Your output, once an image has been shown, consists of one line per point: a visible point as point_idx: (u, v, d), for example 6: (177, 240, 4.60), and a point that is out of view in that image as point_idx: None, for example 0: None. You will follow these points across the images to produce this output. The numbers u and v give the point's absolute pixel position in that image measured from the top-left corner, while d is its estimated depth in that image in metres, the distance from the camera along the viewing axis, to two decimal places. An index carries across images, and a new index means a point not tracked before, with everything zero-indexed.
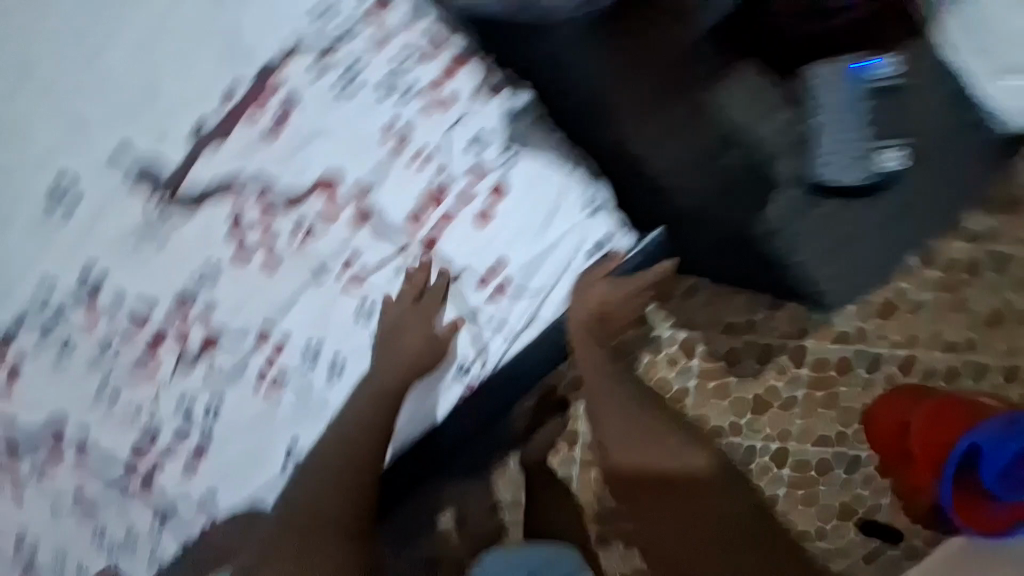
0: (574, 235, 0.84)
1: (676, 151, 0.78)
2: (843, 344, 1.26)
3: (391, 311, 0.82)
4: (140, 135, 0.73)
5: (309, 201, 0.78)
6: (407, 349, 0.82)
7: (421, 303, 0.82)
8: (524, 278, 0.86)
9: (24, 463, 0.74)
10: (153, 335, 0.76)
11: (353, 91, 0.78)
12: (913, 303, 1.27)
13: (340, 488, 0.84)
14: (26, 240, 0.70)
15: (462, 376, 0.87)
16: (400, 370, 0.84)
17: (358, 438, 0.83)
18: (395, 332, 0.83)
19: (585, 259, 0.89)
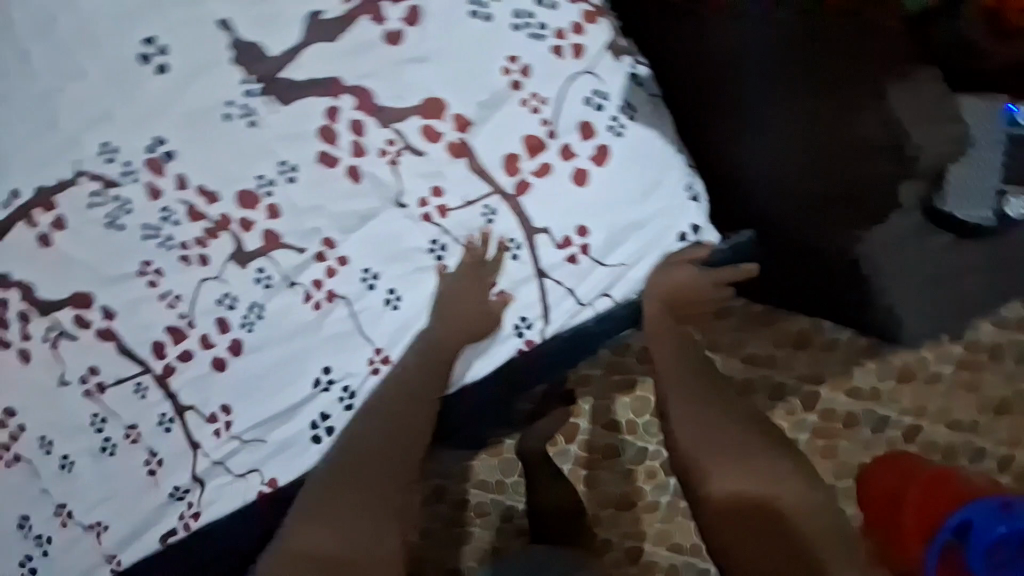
0: (668, 216, 0.73)
1: (788, 163, 0.94)
2: (854, 400, 1.07)
3: (466, 263, 0.76)
4: (253, 23, 0.74)
5: (410, 118, 0.74)
6: (472, 301, 0.75)
7: (498, 257, 0.76)
8: (607, 250, 0.74)
9: (97, 310, 0.83)
10: (218, 220, 0.79)
11: (487, 13, 0.70)
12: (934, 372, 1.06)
13: (384, 445, 0.72)
14: (129, 101, 0.77)
15: (520, 331, 0.77)
16: (460, 322, 0.75)
17: (402, 391, 0.75)
18: (468, 285, 0.75)
19: (676, 243, 0.74)
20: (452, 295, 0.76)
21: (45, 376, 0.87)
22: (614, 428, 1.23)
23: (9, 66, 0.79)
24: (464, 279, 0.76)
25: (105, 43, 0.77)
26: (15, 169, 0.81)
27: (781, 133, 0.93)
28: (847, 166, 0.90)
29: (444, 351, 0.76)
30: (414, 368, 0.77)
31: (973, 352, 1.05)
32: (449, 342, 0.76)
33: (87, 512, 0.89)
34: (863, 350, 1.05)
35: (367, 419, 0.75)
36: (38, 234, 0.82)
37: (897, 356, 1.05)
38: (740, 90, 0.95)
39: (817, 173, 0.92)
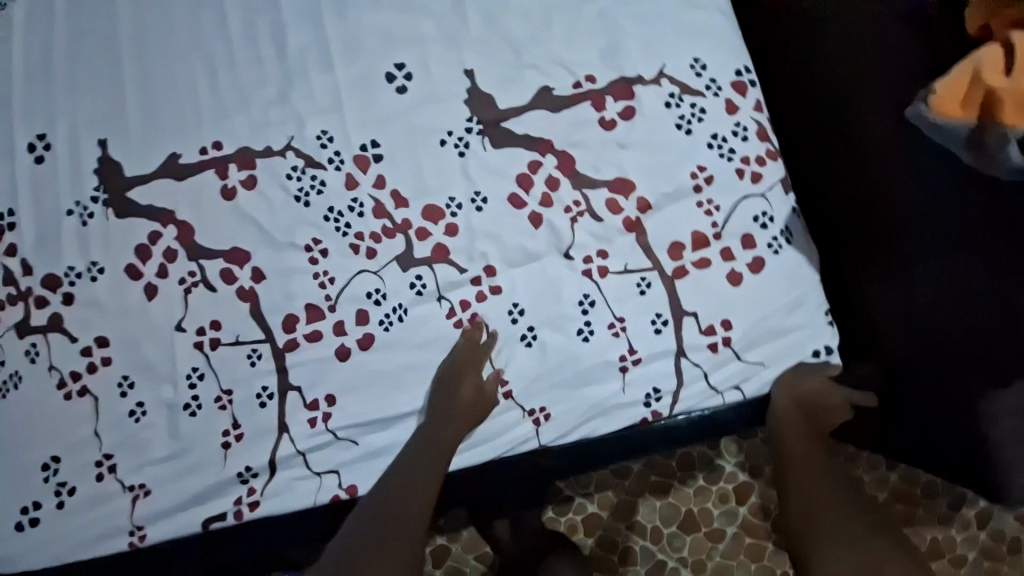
0: (805, 331, 0.82)
1: (918, 262, 0.76)
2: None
3: (460, 343, 0.83)
4: (493, 80, 0.88)
5: (599, 190, 0.85)
6: (472, 383, 0.80)
7: (490, 341, 0.83)
8: (745, 346, 0.82)
9: (249, 270, 0.85)
10: (399, 223, 0.86)
11: (689, 128, 0.85)
12: (962, 556, 1.10)
13: (413, 476, 0.77)
14: (361, 105, 0.88)
15: (649, 401, 0.82)
16: (458, 402, 0.79)
17: (440, 436, 0.79)
18: (462, 366, 0.81)
19: (807, 356, 0.82)
20: (451, 380, 0.81)
21: (160, 315, 0.84)
22: (636, 533, 1.17)
23: (264, 46, 0.90)
24: (458, 363, 0.81)
25: (358, 55, 0.89)
26: (229, 125, 0.88)
27: (923, 254, 0.75)
28: (977, 319, 0.71)
29: (448, 436, 0.79)
30: (424, 444, 0.79)
31: (995, 543, 1.10)
32: (446, 427, 0.79)
33: (134, 470, 0.82)
34: (899, 515, 1.10)
35: (379, 495, 0.76)
36: (223, 186, 0.87)
37: (926, 528, 1.10)
38: (882, 177, 0.79)
39: (940, 317, 0.74)
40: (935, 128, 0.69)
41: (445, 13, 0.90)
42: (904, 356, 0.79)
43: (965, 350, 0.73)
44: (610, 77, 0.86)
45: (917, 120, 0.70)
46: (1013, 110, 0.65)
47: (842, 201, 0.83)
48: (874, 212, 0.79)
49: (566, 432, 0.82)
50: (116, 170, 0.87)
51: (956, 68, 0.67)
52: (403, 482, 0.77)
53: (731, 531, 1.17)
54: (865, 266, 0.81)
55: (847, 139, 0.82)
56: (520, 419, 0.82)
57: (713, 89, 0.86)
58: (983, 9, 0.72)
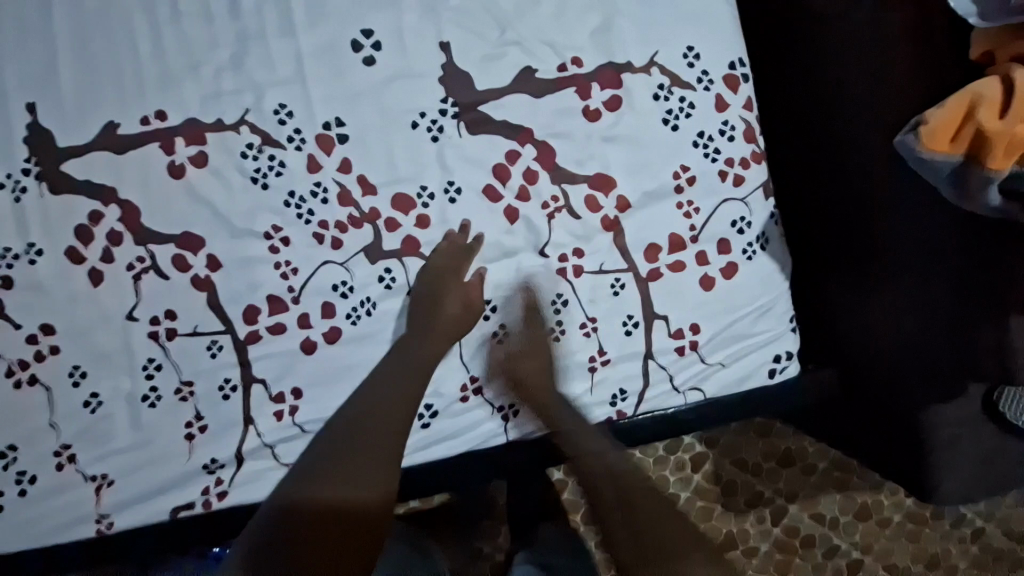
0: (770, 337, 0.84)
1: (891, 274, 0.76)
2: (816, 522, 1.21)
3: (444, 246, 0.81)
4: (473, 56, 0.81)
5: (579, 186, 0.81)
6: (455, 291, 0.80)
7: (475, 244, 0.81)
8: (711, 350, 0.84)
9: (203, 258, 0.80)
10: (367, 212, 0.81)
11: (676, 124, 0.81)
12: (888, 518, 1.22)
13: (378, 406, 0.74)
14: (327, 78, 0.80)
15: (614, 402, 0.83)
16: (441, 316, 0.79)
17: (405, 370, 0.77)
18: (445, 269, 0.80)
19: (767, 361, 0.84)
20: (430, 298, 0.79)
21: (109, 303, 0.79)
22: None
23: (213, 0, 0.80)
24: (438, 276, 0.80)
25: (322, 18, 0.80)
26: (176, 94, 0.79)
27: (902, 274, 0.75)
28: (938, 343, 0.75)
29: (429, 355, 0.78)
30: (394, 381, 0.76)
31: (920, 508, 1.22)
32: (425, 344, 0.79)
33: (94, 461, 0.80)
34: (835, 482, 1.21)
35: (324, 449, 0.71)
36: (170, 163, 0.79)
37: (858, 493, 1.22)
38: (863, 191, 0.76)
39: (901, 328, 0.77)
40: (921, 163, 0.63)
41: None
42: (867, 366, 0.81)
43: (923, 369, 0.76)
44: (598, 61, 0.81)
45: (906, 152, 0.64)
46: (1001, 156, 0.60)
47: (820, 209, 0.83)
48: (855, 220, 0.78)
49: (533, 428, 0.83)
50: (49, 140, 0.78)
51: (950, 101, 0.62)
52: (361, 413, 0.73)
53: (685, 495, 1.20)
54: (840, 269, 0.82)
55: (837, 142, 0.78)
56: (487, 415, 0.83)
57: (704, 82, 0.81)
58: (990, 36, 0.66)
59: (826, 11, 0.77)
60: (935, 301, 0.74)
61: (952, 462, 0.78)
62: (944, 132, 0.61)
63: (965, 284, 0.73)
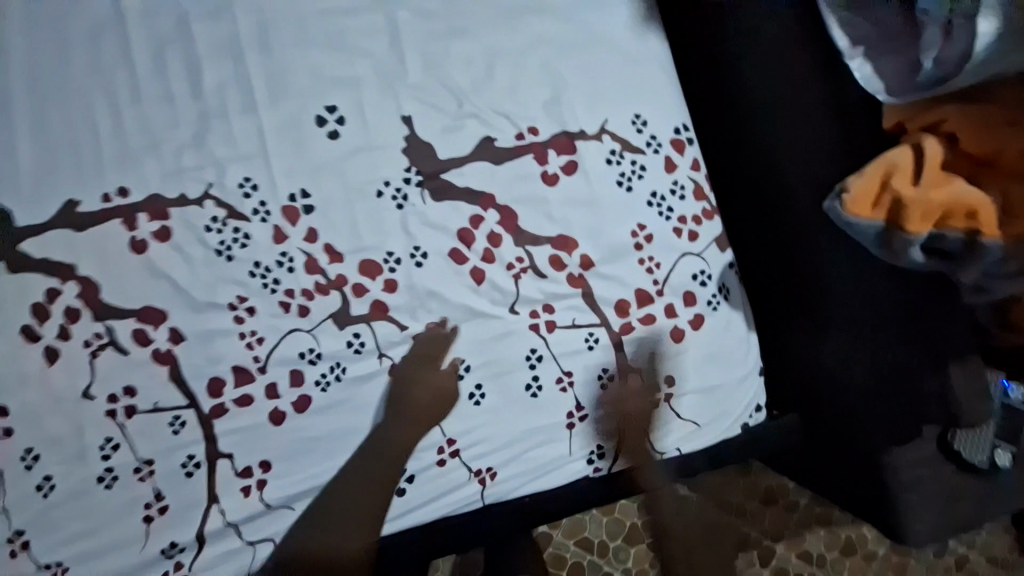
0: (747, 385, 0.86)
1: (842, 326, 0.80)
2: (804, 562, 1.18)
3: (424, 338, 0.82)
4: (433, 127, 0.85)
5: (542, 247, 0.84)
6: (430, 381, 0.81)
7: (452, 333, 0.83)
8: (688, 404, 0.84)
9: (164, 333, 0.79)
10: (334, 279, 0.82)
11: (630, 185, 0.85)
12: (872, 552, 1.21)
13: (356, 480, 0.79)
14: (291, 151, 0.82)
15: (592, 459, 0.83)
16: (414, 406, 0.80)
17: (389, 456, 0.80)
18: (423, 361, 0.81)
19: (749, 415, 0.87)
20: (404, 390, 0.81)
21: (65, 382, 0.77)
22: (584, 548, 1.19)
23: (174, 82, 0.82)
24: (413, 365, 0.81)
25: (286, 96, 0.83)
26: (139, 171, 0.80)
27: (841, 330, 0.80)
28: (883, 392, 0.79)
29: (405, 443, 0.80)
30: (373, 469, 0.80)
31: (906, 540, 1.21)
32: (402, 435, 0.80)
33: (47, 550, 0.77)
34: (817, 518, 1.20)
35: (312, 520, 0.79)
36: (132, 238, 0.79)
37: (841, 529, 1.20)
38: (808, 246, 0.81)
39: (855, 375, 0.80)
40: (850, 225, 0.68)
41: (377, 52, 0.86)
42: (825, 413, 0.86)
43: (874, 417, 0.80)
44: (551, 129, 0.86)
45: (833, 215, 0.68)
46: (918, 219, 0.65)
47: (771, 261, 0.88)
48: (804, 272, 0.82)
49: (516, 485, 0.82)
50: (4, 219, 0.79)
51: (870, 168, 0.67)
52: (343, 489, 0.80)
53: None
54: (797, 318, 0.86)
55: (778, 197, 0.84)
56: (466, 479, 0.81)
57: (653, 146, 0.86)
58: (902, 108, 0.72)
59: (752, 81, 0.84)
60: (877, 355, 0.78)
61: (917, 505, 0.79)
62: (867, 197, 0.67)
63: (906, 336, 0.76)
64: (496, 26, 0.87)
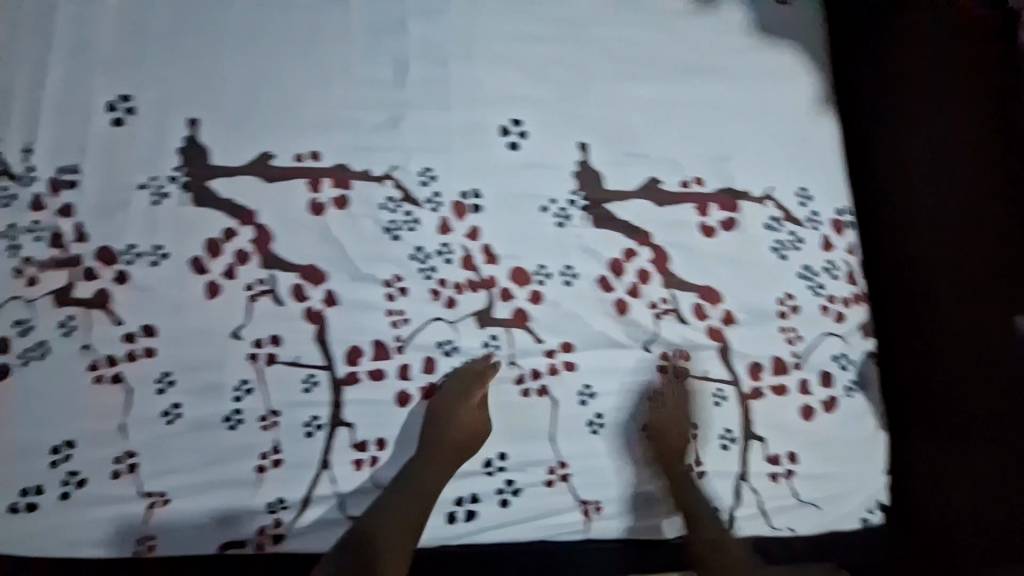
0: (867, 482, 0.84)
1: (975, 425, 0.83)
2: None
3: (464, 370, 0.82)
4: (607, 158, 0.88)
5: (689, 293, 0.85)
6: (466, 413, 0.79)
7: (492, 366, 0.83)
8: (806, 485, 0.83)
9: (321, 293, 0.82)
10: (485, 279, 0.84)
11: (785, 254, 0.87)
12: None
13: (394, 512, 0.76)
14: (472, 153, 0.87)
15: (701, 520, 0.81)
16: (447, 441, 0.78)
17: (423, 485, 0.77)
18: (459, 393, 0.80)
19: (862, 512, 0.84)
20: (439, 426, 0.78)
21: (217, 318, 0.81)
22: None
23: (381, 68, 0.88)
24: (450, 399, 0.80)
25: (479, 102, 0.88)
26: (333, 140, 0.85)
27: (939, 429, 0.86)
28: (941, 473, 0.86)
29: (439, 473, 0.78)
30: (406, 494, 0.77)
31: None
32: (438, 468, 0.78)
33: (153, 480, 0.78)
34: None
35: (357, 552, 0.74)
36: (313, 199, 0.84)
37: None
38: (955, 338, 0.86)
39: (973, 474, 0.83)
40: None
41: (566, 79, 0.89)
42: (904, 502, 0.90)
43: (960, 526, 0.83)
44: (718, 185, 0.88)
45: None
46: None
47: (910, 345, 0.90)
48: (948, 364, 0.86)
49: (619, 525, 0.81)
50: (202, 156, 0.84)
51: None
52: (391, 517, 0.76)
53: None
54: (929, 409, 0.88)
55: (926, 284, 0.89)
56: (572, 507, 0.80)
57: (813, 222, 0.88)
58: None
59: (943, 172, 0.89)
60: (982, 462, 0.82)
61: None
62: None
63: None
64: (681, 85, 0.91)
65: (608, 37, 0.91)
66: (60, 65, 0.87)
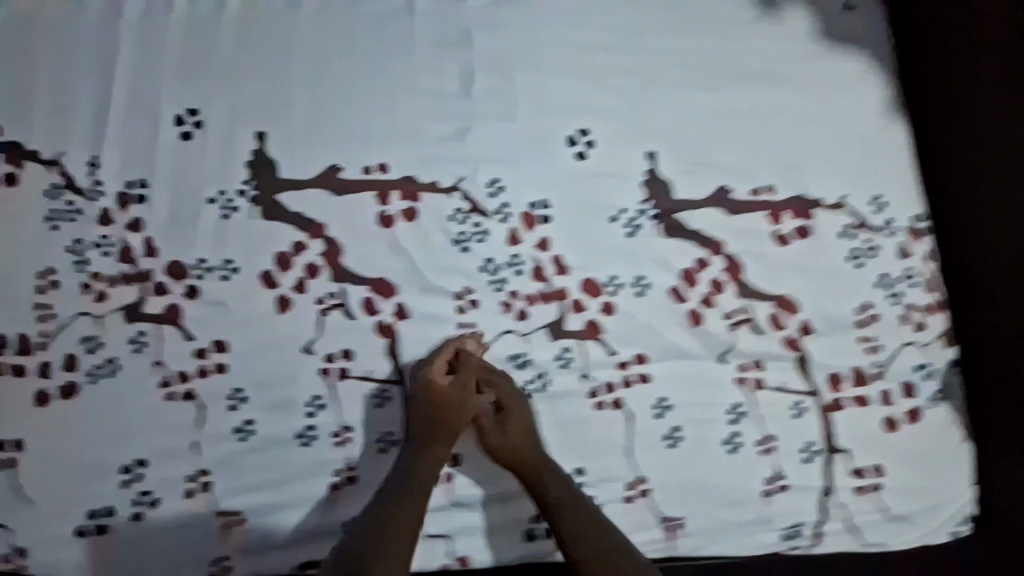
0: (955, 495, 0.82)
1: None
2: None
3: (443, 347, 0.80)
4: (676, 167, 0.87)
5: (764, 303, 0.83)
6: (446, 391, 0.78)
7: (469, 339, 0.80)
8: (893, 500, 0.81)
9: (391, 307, 0.81)
10: (557, 290, 0.83)
11: (859, 261, 0.85)
12: None
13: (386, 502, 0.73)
14: (540, 163, 0.86)
15: (787, 538, 0.79)
16: (430, 421, 0.77)
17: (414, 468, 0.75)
18: (438, 372, 0.78)
19: (951, 526, 0.82)
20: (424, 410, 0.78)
21: (289, 333, 0.80)
22: None
23: (447, 80, 0.88)
24: (430, 380, 0.78)
25: (545, 112, 0.87)
26: (400, 152, 0.85)
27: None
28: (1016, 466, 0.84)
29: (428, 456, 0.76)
30: (402, 494, 0.73)
31: None
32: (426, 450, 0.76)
33: (227, 499, 0.77)
34: None
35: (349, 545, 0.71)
36: (382, 211, 0.83)
37: None
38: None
39: None
40: None
41: (632, 87, 0.89)
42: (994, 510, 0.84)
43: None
44: (789, 192, 0.87)
45: None
46: None
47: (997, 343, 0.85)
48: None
49: (703, 544, 0.79)
50: (271, 169, 0.84)
51: None
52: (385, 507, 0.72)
53: None
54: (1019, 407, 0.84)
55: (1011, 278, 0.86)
56: (654, 525, 0.78)
57: (886, 228, 0.87)
58: None
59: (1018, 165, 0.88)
60: None
61: None
62: None
63: None
64: (748, 92, 0.90)
65: (671, 46, 0.91)
66: (126, 78, 0.87)
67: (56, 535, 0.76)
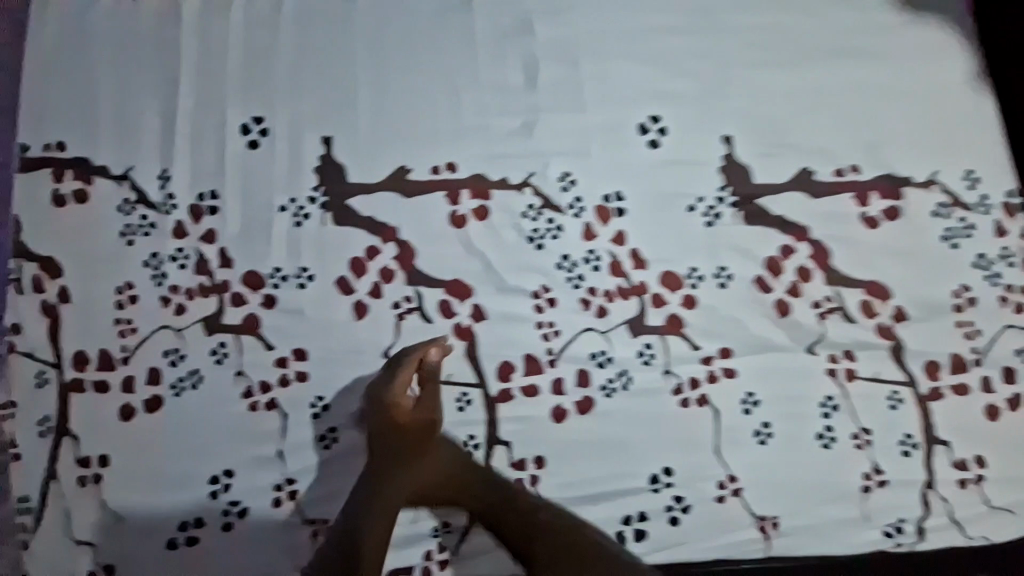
0: None
1: None
2: None
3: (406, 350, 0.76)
4: (753, 151, 0.83)
5: (854, 291, 0.80)
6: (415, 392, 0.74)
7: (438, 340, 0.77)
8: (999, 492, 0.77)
9: (467, 309, 0.80)
10: (636, 285, 0.80)
11: (954, 242, 0.81)
12: None
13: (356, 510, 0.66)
14: (611, 154, 0.83)
15: (890, 534, 0.76)
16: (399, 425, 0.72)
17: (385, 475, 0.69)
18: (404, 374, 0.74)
19: None
20: (384, 437, 0.72)
21: (366, 340, 0.79)
22: None
23: (510, 72, 0.85)
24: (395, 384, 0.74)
25: (613, 101, 0.84)
26: (468, 150, 0.83)
27: None
28: None
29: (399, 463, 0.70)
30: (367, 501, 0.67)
31: None
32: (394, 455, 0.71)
33: (315, 506, 0.77)
34: None
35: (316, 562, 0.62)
36: (453, 212, 0.81)
37: None
38: None
39: None
40: None
41: (702, 71, 0.85)
42: None
43: None
44: (875, 173, 0.83)
45: None
46: None
47: None
48: None
49: (800, 543, 0.76)
50: (338, 174, 0.83)
51: None
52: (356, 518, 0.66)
53: None
54: None
55: None
56: (748, 524, 0.76)
57: (982, 206, 0.82)
58: None
59: None
60: None
61: None
62: None
63: None
64: (826, 69, 0.86)
65: (741, 25, 0.87)
66: (188, 88, 0.86)
67: (147, 548, 0.76)
